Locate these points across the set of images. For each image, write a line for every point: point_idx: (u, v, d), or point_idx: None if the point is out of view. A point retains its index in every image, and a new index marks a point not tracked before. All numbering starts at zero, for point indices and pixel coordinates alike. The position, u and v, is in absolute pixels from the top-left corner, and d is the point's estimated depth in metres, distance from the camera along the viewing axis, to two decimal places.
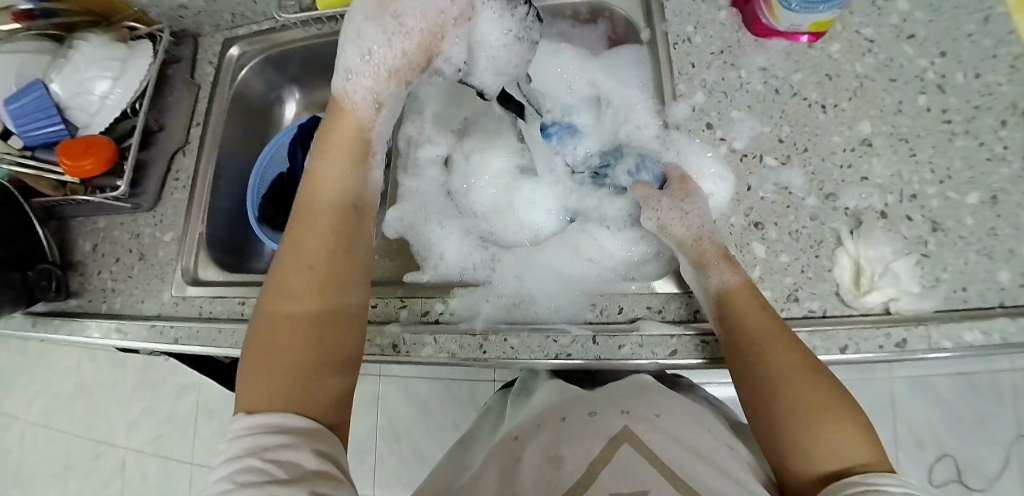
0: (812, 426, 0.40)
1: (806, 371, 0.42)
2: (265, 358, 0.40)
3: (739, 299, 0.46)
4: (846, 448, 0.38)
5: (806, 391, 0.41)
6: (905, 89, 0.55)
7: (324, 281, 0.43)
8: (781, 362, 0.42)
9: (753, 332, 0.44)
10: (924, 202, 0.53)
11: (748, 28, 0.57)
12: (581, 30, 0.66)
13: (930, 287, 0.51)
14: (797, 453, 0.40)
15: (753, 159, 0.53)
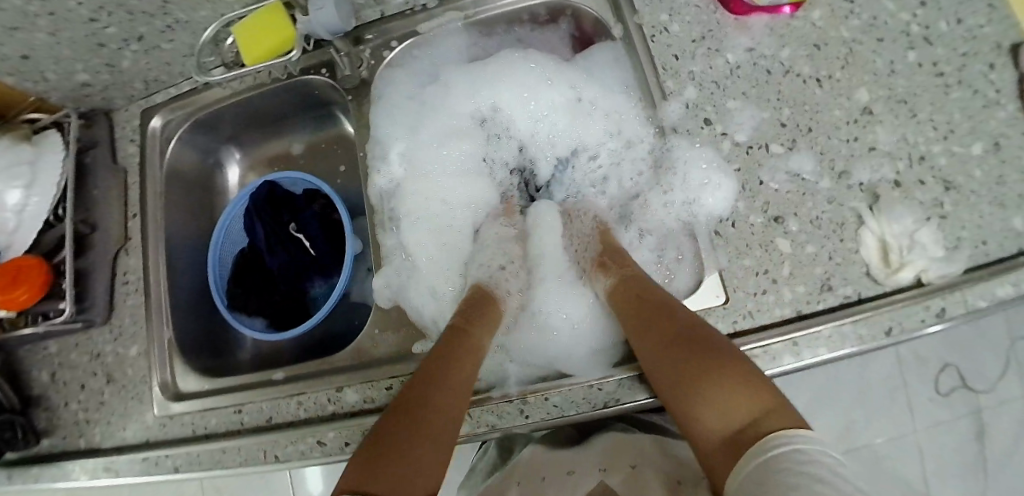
0: (703, 393, 0.40)
1: (683, 341, 0.42)
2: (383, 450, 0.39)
3: (619, 300, 0.50)
4: (740, 406, 0.38)
5: (690, 359, 0.41)
6: (892, 48, 0.53)
7: (454, 406, 0.42)
8: (659, 340, 0.44)
9: (633, 328, 0.47)
10: (932, 163, 0.51)
11: (725, 6, 0.53)
12: (542, 32, 0.59)
13: (953, 248, 0.50)
14: (701, 424, 0.39)
15: (760, 149, 0.50)
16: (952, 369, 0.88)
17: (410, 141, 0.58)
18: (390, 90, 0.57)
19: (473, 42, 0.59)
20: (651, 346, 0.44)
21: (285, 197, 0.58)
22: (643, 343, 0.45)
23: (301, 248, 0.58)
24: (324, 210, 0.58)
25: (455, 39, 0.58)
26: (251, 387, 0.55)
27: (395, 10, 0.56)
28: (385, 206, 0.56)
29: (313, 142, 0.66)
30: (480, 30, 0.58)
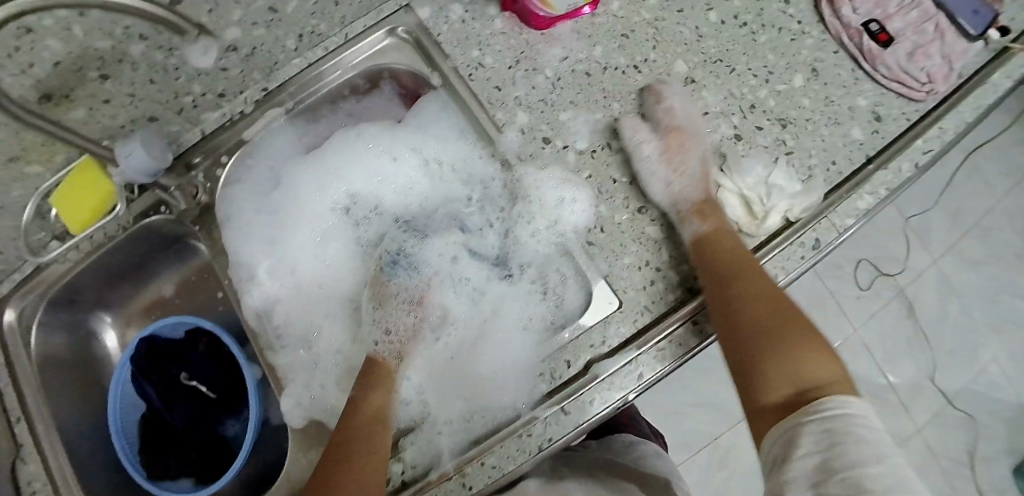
0: (780, 357, 0.39)
1: (765, 305, 0.42)
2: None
3: (711, 240, 0.46)
4: (819, 375, 0.37)
5: (773, 322, 0.41)
6: (695, 15, 0.55)
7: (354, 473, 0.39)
8: (745, 296, 0.42)
9: (724, 269, 0.44)
10: (763, 107, 0.53)
11: (529, 25, 0.53)
12: (369, 100, 0.60)
13: (810, 178, 0.52)
14: (767, 384, 0.39)
15: (603, 150, 0.51)
16: (864, 263, 0.97)
17: (274, 250, 0.57)
18: (229, 211, 0.56)
19: (307, 132, 0.60)
20: (735, 300, 0.42)
21: (167, 347, 0.56)
22: (720, 295, 0.42)
23: (201, 393, 0.56)
24: (212, 347, 0.56)
25: (284, 137, 0.58)
26: None
27: (215, 125, 0.55)
28: (266, 326, 0.54)
29: (183, 277, 0.64)
30: (304, 117, 0.58)
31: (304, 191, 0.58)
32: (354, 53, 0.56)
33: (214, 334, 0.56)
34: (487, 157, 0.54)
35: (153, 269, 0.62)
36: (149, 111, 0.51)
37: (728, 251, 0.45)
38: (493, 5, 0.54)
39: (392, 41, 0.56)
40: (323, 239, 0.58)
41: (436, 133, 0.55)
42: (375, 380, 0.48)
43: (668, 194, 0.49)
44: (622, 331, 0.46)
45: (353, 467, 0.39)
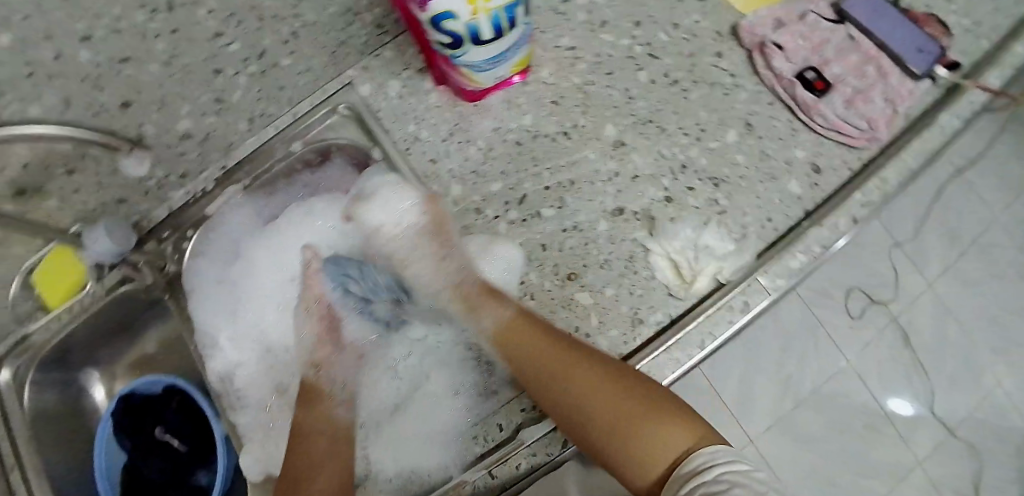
0: (631, 434, 0.40)
1: (602, 382, 0.42)
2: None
3: (512, 334, 0.48)
4: (671, 443, 0.38)
5: (613, 400, 0.41)
6: (626, 76, 0.56)
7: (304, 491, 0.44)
8: (579, 381, 0.43)
9: (547, 365, 0.45)
10: (695, 167, 0.54)
11: (461, 97, 0.56)
12: (322, 171, 0.62)
13: (741, 239, 0.53)
14: (632, 463, 0.40)
15: (533, 218, 0.52)
16: (857, 290, 0.87)
17: (232, 316, 0.59)
18: (190, 288, 0.60)
19: (262, 205, 0.62)
20: (572, 388, 0.43)
21: (145, 405, 0.61)
22: (559, 387, 0.44)
23: (173, 448, 0.59)
24: (183, 403, 0.60)
25: (241, 210, 0.61)
26: None
27: (180, 202, 0.61)
28: (229, 388, 0.58)
29: (164, 336, 0.68)
30: (261, 191, 0.61)
31: (257, 263, 0.60)
32: (303, 129, 0.60)
33: (185, 392, 0.60)
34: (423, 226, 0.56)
35: (134, 332, 0.67)
36: (119, 194, 0.58)
37: (535, 346, 0.46)
38: (427, 80, 0.56)
39: (336, 115, 0.59)
40: (278, 307, 0.59)
41: None
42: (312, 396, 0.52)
43: (594, 260, 0.52)
44: None
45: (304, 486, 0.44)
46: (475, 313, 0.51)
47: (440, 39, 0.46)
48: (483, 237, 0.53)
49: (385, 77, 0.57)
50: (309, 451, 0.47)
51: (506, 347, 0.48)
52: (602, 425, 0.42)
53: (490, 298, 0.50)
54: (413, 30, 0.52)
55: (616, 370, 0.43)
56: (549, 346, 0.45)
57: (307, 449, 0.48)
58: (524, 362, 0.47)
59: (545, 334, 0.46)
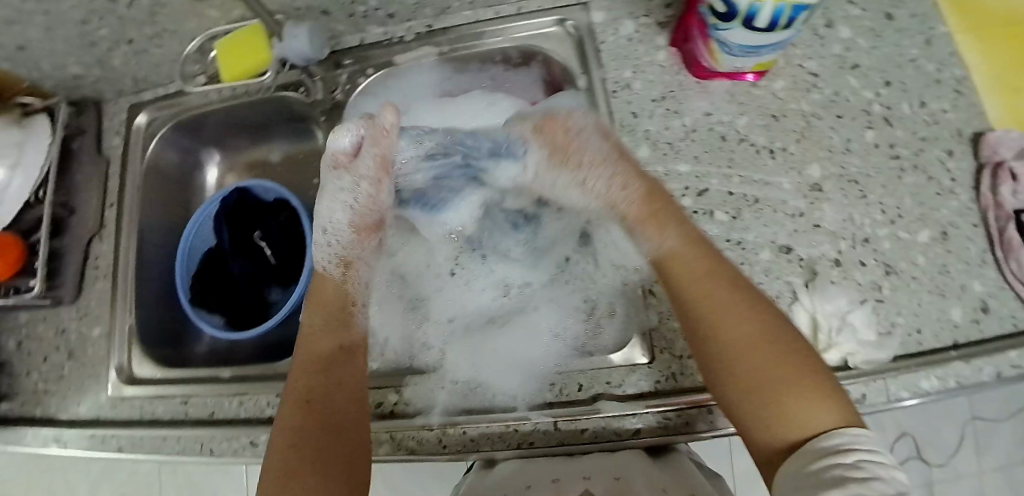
0: (780, 393, 0.38)
1: (764, 329, 0.40)
2: (290, 466, 0.40)
3: (674, 263, 0.45)
4: (818, 414, 0.36)
5: (767, 356, 0.39)
6: (852, 127, 0.53)
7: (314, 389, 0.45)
8: (737, 321, 0.41)
9: (715, 298, 0.42)
10: (875, 245, 0.52)
11: (688, 69, 0.54)
12: (515, 72, 0.61)
13: (887, 334, 0.50)
14: (765, 425, 0.38)
15: (703, 214, 0.51)
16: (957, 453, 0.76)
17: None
18: (354, 123, 0.60)
19: (446, 78, 0.61)
20: (732, 333, 0.40)
21: (254, 205, 0.62)
22: (716, 325, 0.41)
23: (264, 256, 0.61)
24: (289, 222, 0.61)
25: (427, 74, 0.60)
26: (201, 379, 0.59)
27: (373, 39, 0.60)
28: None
29: (291, 152, 0.70)
30: (452, 64, 0.60)
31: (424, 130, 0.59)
32: (518, 24, 0.57)
33: (296, 211, 0.61)
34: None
35: (268, 135, 0.69)
36: (326, 6, 0.54)
37: (701, 266, 0.43)
38: (663, 36, 0.55)
39: (559, 31, 0.57)
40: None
41: None
42: (330, 298, 0.51)
43: None
44: (641, 382, 0.47)
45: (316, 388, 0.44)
46: (637, 224, 0.48)
47: (716, 4, 0.46)
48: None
49: (622, 14, 0.55)
50: (330, 349, 0.47)
51: (664, 272, 0.45)
52: (748, 377, 0.39)
53: (653, 217, 0.46)
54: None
55: (781, 326, 0.40)
56: (727, 278, 0.42)
57: (329, 347, 0.48)
58: (690, 286, 0.43)
59: (714, 269, 0.43)
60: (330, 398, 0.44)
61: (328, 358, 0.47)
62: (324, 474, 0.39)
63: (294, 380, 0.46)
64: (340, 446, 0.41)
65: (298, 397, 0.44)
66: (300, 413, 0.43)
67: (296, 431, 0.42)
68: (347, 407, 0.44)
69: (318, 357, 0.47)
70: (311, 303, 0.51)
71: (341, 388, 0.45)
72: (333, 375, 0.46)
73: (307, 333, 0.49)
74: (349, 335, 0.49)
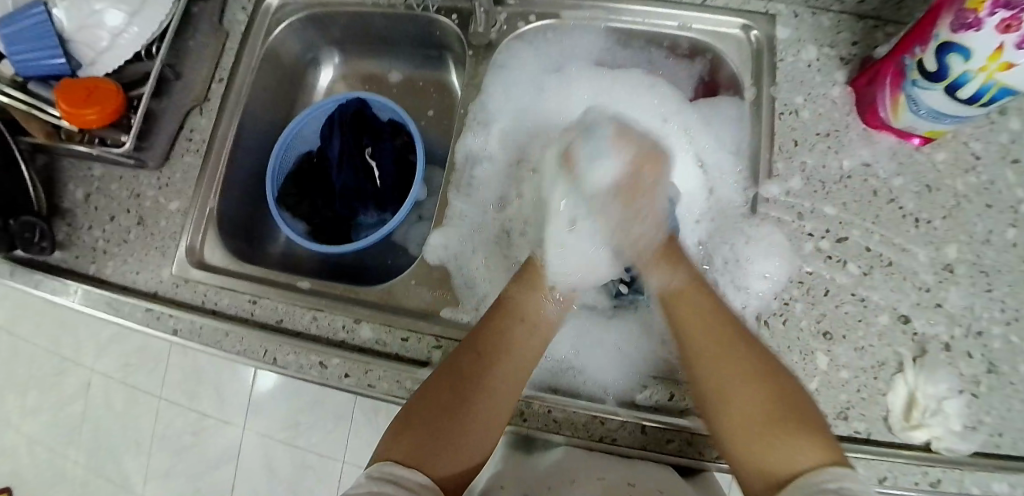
0: (762, 436, 0.40)
1: (738, 380, 0.43)
2: (411, 429, 0.42)
3: (680, 303, 0.48)
4: (798, 456, 0.37)
5: (757, 392, 0.42)
6: (995, 219, 0.52)
7: (475, 357, 0.45)
8: (710, 362, 0.44)
9: (696, 345, 0.46)
10: (986, 341, 0.50)
11: (861, 116, 0.54)
12: (675, 63, 0.62)
13: (971, 428, 0.48)
14: (754, 453, 0.40)
15: (837, 262, 0.51)
16: None
17: (512, 118, 0.60)
18: (505, 67, 0.60)
19: (605, 47, 0.62)
20: (723, 368, 0.44)
21: (369, 120, 0.61)
22: (701, 357, 0.45)
23: (370, 174, 0.59)
24: (402, 148, 0.62)
25: (591, 37, 0.61)
26: (274, 283, 0.57)
27: None
28: (467, 169, 0.58)
29: (413, 77, 0.70)
30: (617, 36, 0.60)
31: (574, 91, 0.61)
32: (703, 16, 0.58)
33: (412, 139, 0.62)
34: (740, 195, 0.56)
35: (401, 54, 0.69)
36: None
37: (690, 313, 0.47)
38: (843, 73, 0.55)
39: (741, 35, 0.58)
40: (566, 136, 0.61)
41: (717, 135, 0.59)
42: (536, 283, 0.51)
43: (854, 339, 0.50)
44: None
45: (478, 358, 0.45)
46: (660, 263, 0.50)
47: (928, 62, 0.44)
48: (783, 237, 0.52)
49: (806, 38, 0.56)
50: (504, 342, 0.46)
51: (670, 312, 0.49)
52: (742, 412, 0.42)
53: (670, 259, 0.50)
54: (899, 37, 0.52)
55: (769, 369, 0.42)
56: (715, 327, 0.45)
57: (506, 339, 0.46)
58: (684, 330, 0.47)
59: (712, 316, 0.46)
60: (478, 390, 0.44)
61: (498, 351, 0.46)
62: (427, 452, 0.40)
63: (473, 339, 0.47)
64: (454, 441, 0.42)
65: (453, 365, 0.45)
66: (448, 384, 0.44)
67: (441, 398, 0.43)
68: (498, 391, 0.44)
69: (520, 337, 0.47)
70: (521, 275, 0.51)
71: (493, 388, 0.44)
72: (493, 371, 0.45)
73: (505, 316, 0.48)
74: (536, 320, 0.49)
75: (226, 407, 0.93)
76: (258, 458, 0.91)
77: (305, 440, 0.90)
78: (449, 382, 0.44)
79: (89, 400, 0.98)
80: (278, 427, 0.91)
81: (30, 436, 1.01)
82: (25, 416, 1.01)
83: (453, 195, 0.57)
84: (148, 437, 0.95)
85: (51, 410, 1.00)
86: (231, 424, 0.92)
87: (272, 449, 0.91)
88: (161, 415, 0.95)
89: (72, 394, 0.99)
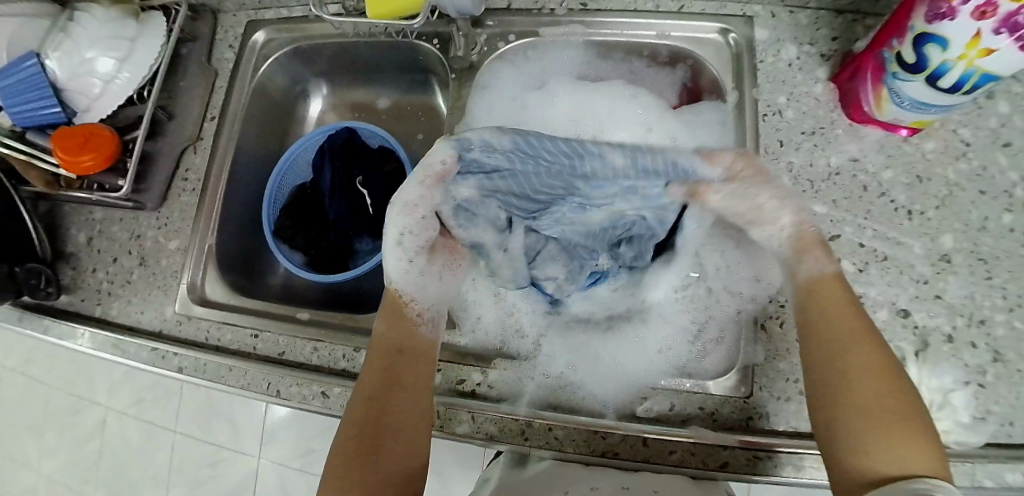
0: (878, 428, 0.36)
1: (876, 379, 0.38)
2: (338, 479, 0.41)
3: (824, 290, 0.43)
4: (911, 460, 0.35)
5: (887, 397, 0.37)
6: (990, 204, 0.52)
7: (377, 392, 0.45)
8: (840, 347, 0.40)
9: (843, 327, 0.41)
10: (990, 329, 0.49)
11: (845, 111, 0.54)
12: (656, 71, 0.62)
13: (979, 420, 0.48)
14: (851, 451, 0.36)
15: (831, 260, 0.51)
16: None
17: None
18: (487, 87, 0.61)
19: (587, 59, 0.62)
20: (853, 369, 0.39)
21: (359, 148, 0.62)
22: (827, 345, 0.41)
23: (362, 202, 0.60)
24: (393, 174, 0.62)
25: (571, 51, 0.61)
26: (274, 316, 0.57)
27: (522, 6, 0.60)
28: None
29: (400, 101, 0.71)
30: (597, 49, 0.61)
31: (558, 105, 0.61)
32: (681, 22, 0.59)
33: (403, 165, 0.62)
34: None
35: (386, 79, 0.70)
36: None
37: (832, 301, 0.43)
38: (824, 70, 0.55)
39: (720, 39, 0.58)
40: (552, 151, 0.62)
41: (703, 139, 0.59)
42: (397, 305, 0.51)
43: None
44: (733, 416, 0.46)
45: (375, 395, 0.45)
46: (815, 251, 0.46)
47: (906, 53, 0.44)
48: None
49: (786, 37, 0.56)
50: (398, 369, 0.46)
51: (807, 292, 0.44)
52: (853, 410, 0.38)
53: (819, 250, 0.45)
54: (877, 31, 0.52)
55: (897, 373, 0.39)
56: (861, 322, 0.41)
57: (396, 367, 0.46)
58: (816, 313, 0.43)
59: (852, 310, 0.42)
60: (388, 422, 0.44)
61: (393, 380, 0.46)
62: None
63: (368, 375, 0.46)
64: (376, 474, 0.42)
65: (358, 405, 0.45)
66: (359, 426, 0.44)
67: (354, 442, 0.43)
68: (403, 414, 0.44)
69: (398, 362, 0.47)
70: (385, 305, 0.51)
71: (398, 417, 0.44)
72: (391, 399, 0.44)
73: (378, 347, 0.48)
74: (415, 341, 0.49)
75: (240, 437, 0.94)
76: (274, 485, 0.92)
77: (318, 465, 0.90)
78: (358, 424, 0.44)
79: (106, 436, 0.99)
80: (293, 455, 0.91)
81: (52, 476, 1.03)
82: (45, 456, 1.03)
83: None
84: (165, 470, 0.96)
85: (70, 448, 1.01)
86: (247, 454, 0.93)
87: (288, 476, 0.91)
88: (177, 447, 0.96)
89: (89, 431, 1.00)
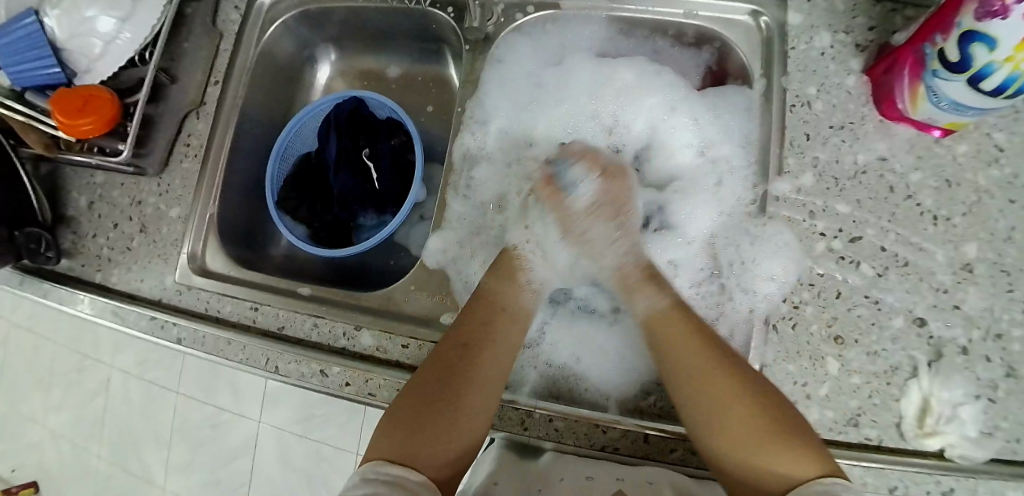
0: (756, 438, 0.38)
1: (710, 390, 0.41)
2: (403, 418, 0.42)
3: (663, 323, 0.47)
4: (790, 462, 0.36)
5: (733, 400, 0.40)
6: (1018, 215, 0.49)
7: (463, 343, 0.46)
8: (695, 373, 0.43)
9: (682, 350, 0.44)
10: (1006, 344, 0.48)
11: (877, 106, 0.52)
12: (682, 51, 0.60)
13: (987, 435, 0.47)
14: (744, 459, 0.39)
15: (850, 263, 0.50)
16: None
17: (512, 115, 0.59)
18: (503, 61, 0.58)
19: (608, 36, 0.60)
20: (701, 392, 0.42)
21: (367, 120, 0.60)
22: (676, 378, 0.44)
23: (368, 175, 0.58)
24: (400, 147, 0.60)
25: (592, 27, 0.58)
26: (274, 289, 0.56)
27: None
28: (466, 169, 0.57)
29: (410, 72, 0.69)
30: (620, 25, 0.58)
31: (575, 83, 0.59)
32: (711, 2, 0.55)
33: (410, 138, 0.60)
34: (747, 193, 0.54)
35: (396, 48, 0.67)
36: None
37: (671, 321, 0.46)
38: (859, 61, 0.52)
39: (750, 22, 0.55)
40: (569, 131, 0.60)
41: (725, 126, 0.56)
42: (509, 277, 0.51)
43: (868, 341, 0.48)
44: None
45: (459, 349, 0.46)
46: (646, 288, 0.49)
47: (949, 51, 0.41)
48: (792, 236, 0.51)
49: (820, 24, 0.53)
50: (481, 339, 0.46)
51: (651, 332, 0.47)
52: (737, 424, 0.40)
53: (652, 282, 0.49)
54: (919, 22, 0.48)
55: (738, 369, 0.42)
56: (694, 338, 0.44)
57: (485, 325, 0.47)
58: (673, 351, 0.45)
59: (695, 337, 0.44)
60: (458, 390, 0.43)
61: (473, 346, 0.46)
62: (421, 447, 0.40)
63: (456, 330, 0.47)
64: (441, 435, 0.41)
65: (445, 351, 0.46)
66: (441, 374, 0.44)
67: (433, 392, 0.43)
68: (482, 376, 0.45)
69: (495, 324, 0.48)
70: (497, 274, 0.51)
71: (478, 373, 0.45)
72: (477, 357, 0.45)
73: (484, 304, 0.49)
74: (514, 312, 0.49)
75: (241, 401, 0.94)
76: (273, 451, 0.93)
77: (317, 435, 0.91)
78: (430, 369, 0.44)
79: (108, 395, 1.00)
80: (293, 420, 0.92)
81: (56, 431, 1.04)
82: (50, 410, 1.04)
83: (453, 196, 0.56)
84: (166, 430, 0.97)
85: (74, 404, 1.03)
86: (247, 417, 0.94)
87: (286, 443, 0.92)
88: (177, 409, 0.97)
89: (93, 389, 1.01)
